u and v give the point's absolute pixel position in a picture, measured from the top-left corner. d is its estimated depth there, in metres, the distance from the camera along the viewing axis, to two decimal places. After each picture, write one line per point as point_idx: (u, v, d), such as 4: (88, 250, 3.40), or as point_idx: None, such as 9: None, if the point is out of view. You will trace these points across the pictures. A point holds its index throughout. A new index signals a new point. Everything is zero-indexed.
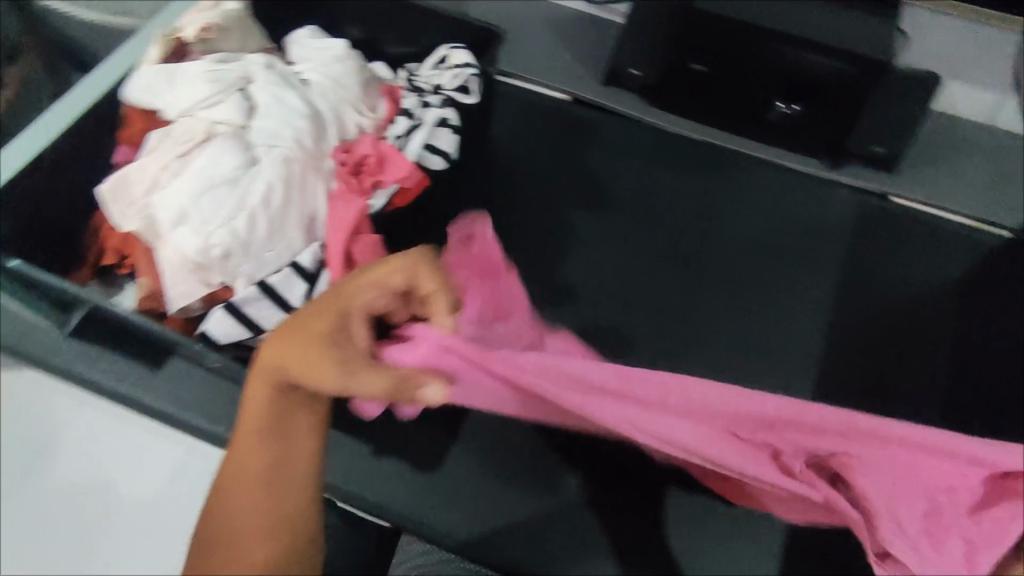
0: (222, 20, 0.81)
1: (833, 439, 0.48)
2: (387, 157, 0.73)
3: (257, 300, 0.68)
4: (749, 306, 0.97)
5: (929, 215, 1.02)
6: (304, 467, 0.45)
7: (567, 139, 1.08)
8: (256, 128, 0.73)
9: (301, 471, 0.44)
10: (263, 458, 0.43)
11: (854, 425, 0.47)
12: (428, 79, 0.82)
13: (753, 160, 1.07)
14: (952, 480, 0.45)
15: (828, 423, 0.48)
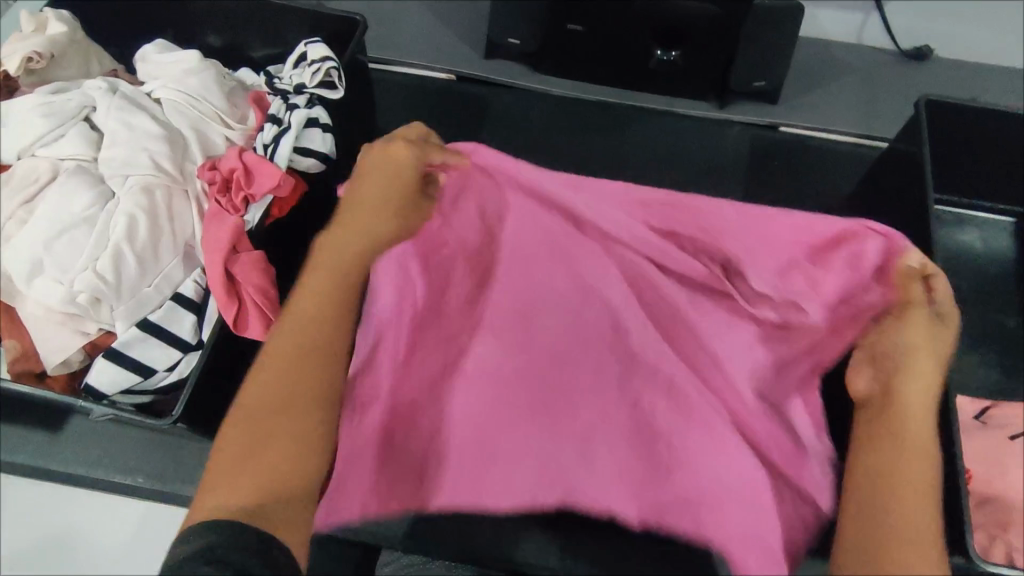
0: (47, 47, 0.75)
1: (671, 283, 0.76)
2: (257, 168, 0.68)
3: (138, 342, 0.64)
4: None
5: (816, 138, 1.05)
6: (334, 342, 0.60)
7: (458, 119, 1.06)
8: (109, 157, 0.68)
9: (324, 350, 0.59)
10: (297, 335, 0.58)
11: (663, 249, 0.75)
12: (289, 79, 0.78)
13: (644, 112, 1.08)
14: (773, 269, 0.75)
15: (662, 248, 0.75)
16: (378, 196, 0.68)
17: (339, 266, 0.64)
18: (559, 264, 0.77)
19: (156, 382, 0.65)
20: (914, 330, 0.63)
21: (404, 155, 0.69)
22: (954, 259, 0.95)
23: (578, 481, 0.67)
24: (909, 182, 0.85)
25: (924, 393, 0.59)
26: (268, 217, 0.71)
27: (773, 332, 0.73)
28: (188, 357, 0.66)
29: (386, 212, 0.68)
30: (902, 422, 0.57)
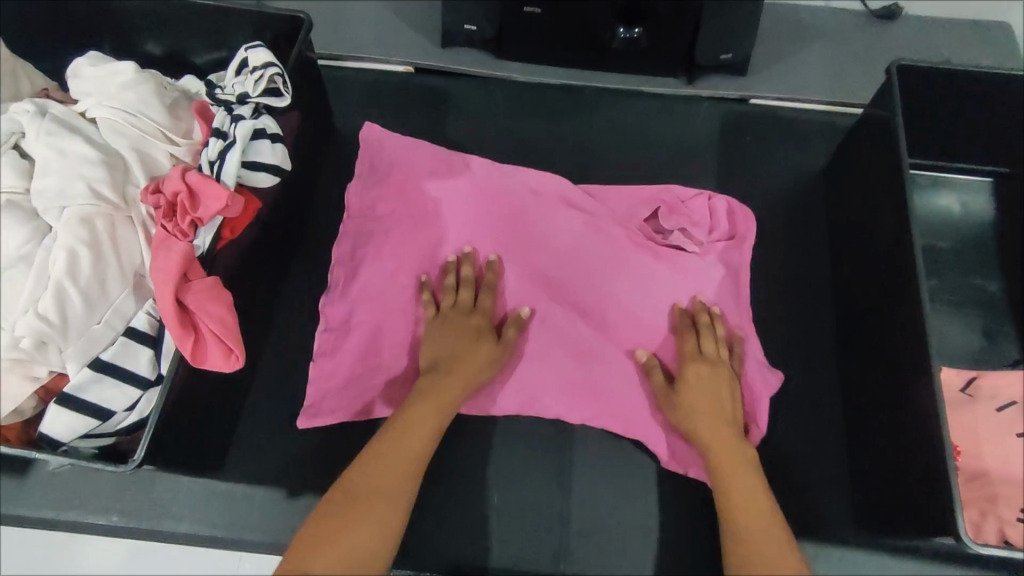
0: None
1: (607, 225, 0.86)
2: (203, 191, 0.63)
3: (93, 383, 0.61)
4: None
5: (789, 110, 1.03)
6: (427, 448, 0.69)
7: (420, 113, 1.02)
8: (43, 187, 0.64)
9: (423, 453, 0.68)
10: (406, 442, 0.68)
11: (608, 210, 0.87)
12: (231, 88, 0.74)
13: (611, 94, 1.04)
14: (689, 222, 0.87)
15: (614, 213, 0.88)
16: (471, 351, 0.75)
17: (435, 402, 0.71)
18: (522, 224, 0.86)
19: (115, 421, 0.63)
20: (694, 377, 0.76)
21: (484, 321, 0.77)
22: (934, 226, 0.93)
23: (542, 401, 0.80)
24: (884, 152, 0.83)
25: (716, 430, 0.72)
26: (219, 240, 0.68)
27: (699, 285, 0.85)
28: (147, 393, 0.63)
29: (477, 368, 0.74)
30: (727, 458, 0.70)
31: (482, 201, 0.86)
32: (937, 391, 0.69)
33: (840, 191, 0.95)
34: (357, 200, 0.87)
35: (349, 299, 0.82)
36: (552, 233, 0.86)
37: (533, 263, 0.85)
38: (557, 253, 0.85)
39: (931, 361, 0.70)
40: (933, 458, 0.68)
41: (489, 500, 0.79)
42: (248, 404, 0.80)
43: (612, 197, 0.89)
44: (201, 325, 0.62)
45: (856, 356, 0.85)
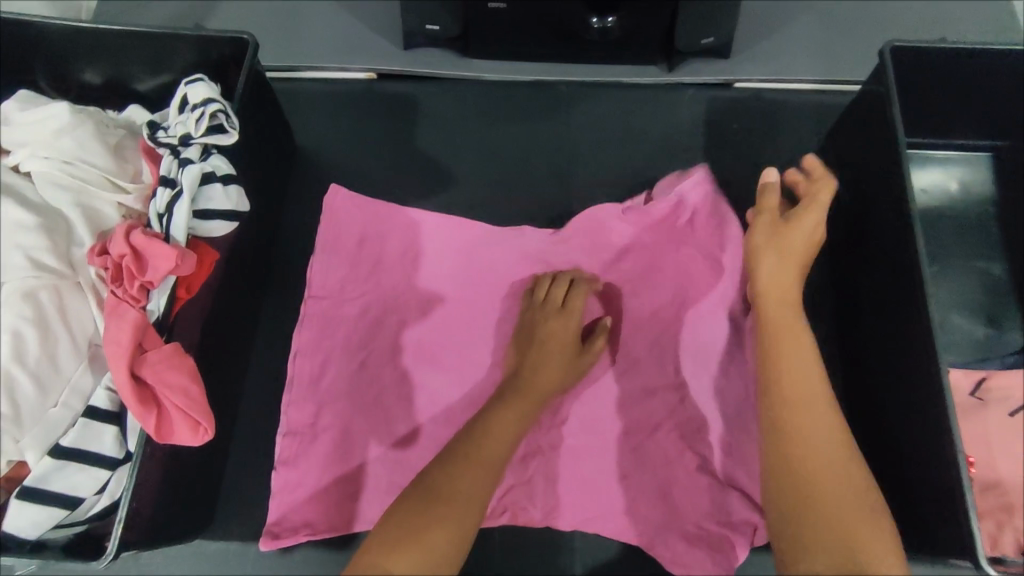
0: None
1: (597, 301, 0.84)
2: (149, 251, 0.58)
3: (55, 472, 0.57)
4: None
5: (777, 92, 0.97)
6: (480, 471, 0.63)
7: (386, 124, 0.96)
8: None
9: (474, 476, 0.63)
10: (459, 466, 0.63)
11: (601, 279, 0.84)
12: (174, 128, 0.68)
13: (589, 87, 0.98)
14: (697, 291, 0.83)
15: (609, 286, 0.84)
16: (554, 354, 0.75)
17: (537, 390, 0.73)
18: (502, 304, 0.84)
19: (84, 506, 0.59)
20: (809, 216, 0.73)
21: (572, 322, 0.77)
22: (934, 208, 0.89)
23: (527, 498, 0.77)
24: (882, 139, 0.79)
25: (788, 287, 0.70)
26: (176, 301, 0.63)
27: (698, 363, 0.81)
28: (115, 473, 0.60)
29: (560, 368, 0.75)
30: (785, 320, 0.68)
31: (459, 281, 0.84)
32: (949, 405, 0.66)
33: (834, 178, 0.91)
34: (323, 286, 0.83)
35: (318, 400, 0.78)
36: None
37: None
38: None
39: (942, 374, 0.67)
40: (944, 472, 0.66)
41: (491, 535, 0.78)
42: (235, 457, 0.77)
43: (605, 259, 0.85)
44: (164, 400, 0.58)
45: (858, 355, 0.83)
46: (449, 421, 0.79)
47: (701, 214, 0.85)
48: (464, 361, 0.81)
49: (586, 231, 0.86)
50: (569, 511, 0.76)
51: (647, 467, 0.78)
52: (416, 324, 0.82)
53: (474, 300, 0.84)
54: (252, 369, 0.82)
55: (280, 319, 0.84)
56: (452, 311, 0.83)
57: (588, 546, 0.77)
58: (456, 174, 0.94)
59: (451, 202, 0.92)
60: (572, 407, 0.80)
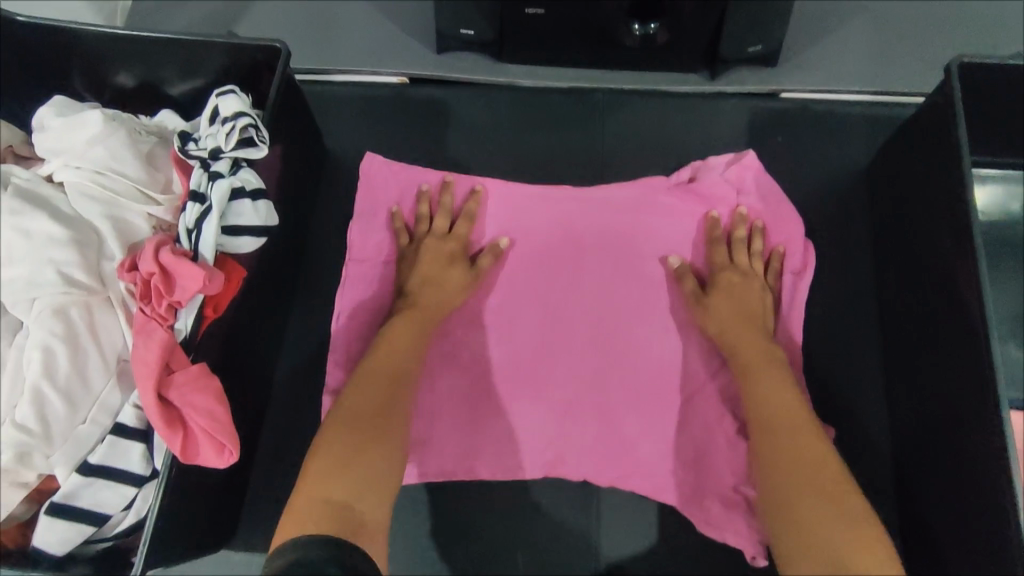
0: None
1: (635, 259, 0.85)
2: (176, 270, 0.57)
3: (82, 490, 0.56)
4: None
5: (826, 102, 0.92)
6: (382, 397, 0.70)
7: (418, 131, 0.94)
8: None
9: (378, 401, 0.69)
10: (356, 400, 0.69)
11: (641, 238, 0.85)
12: (205, 141, 0.67)
13: (627, 94, 0.95)
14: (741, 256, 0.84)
15: (651, 244, 0.85)
16: (445, 270, 0.81)
17: (426, 311, 0.78)
18: (545, 264, 0.85)
19: (110, 523, 0.59)
20: (724, 282, 0.80)
21: (456, 245, 0.82)
22: (995, 233, 0.84)
23: (563, 452, 0.78)
24: (940, 164, 0.75)
25: (732, 323, 0.77)
26: (203, 320, 0.61)
27: None
28: (141, 490, 0.59)
29: (453, 286, 0.80)
30: (748, 350, 0.75)
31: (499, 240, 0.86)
32: (1010, 444, 0.62)
33: (886, 198, 0.86)
34: (358, 244, 0.85)
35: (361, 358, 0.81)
36: (581, 274, 0.84)
37: (563, 312, 0.83)
38: (581, 290, 0.84)
39: (1003, 416, 0.63)
40: (1002, 523, 0.63)
41: (515, 562, 0.76)
42: (258, 470, 0.77)
43: (643, 220, 0.86)
44: (189, 421, 0.57)
45: (905, 384, 0.79)
46: (492, 373, 0.81)
47: (746, 189, 0.86)
48: (511, 321, 0.83)
49: (634, 199, 0.86)
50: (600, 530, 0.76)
51: (683, 427, 0.79)
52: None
53: (515, 261, 0.85)
54: (277, 381, 0.81)
55: (309, 327, 0.84)
56: (500, 270, 0.84)
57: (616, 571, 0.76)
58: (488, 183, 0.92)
59: None
60: (607, 364, 0.81)
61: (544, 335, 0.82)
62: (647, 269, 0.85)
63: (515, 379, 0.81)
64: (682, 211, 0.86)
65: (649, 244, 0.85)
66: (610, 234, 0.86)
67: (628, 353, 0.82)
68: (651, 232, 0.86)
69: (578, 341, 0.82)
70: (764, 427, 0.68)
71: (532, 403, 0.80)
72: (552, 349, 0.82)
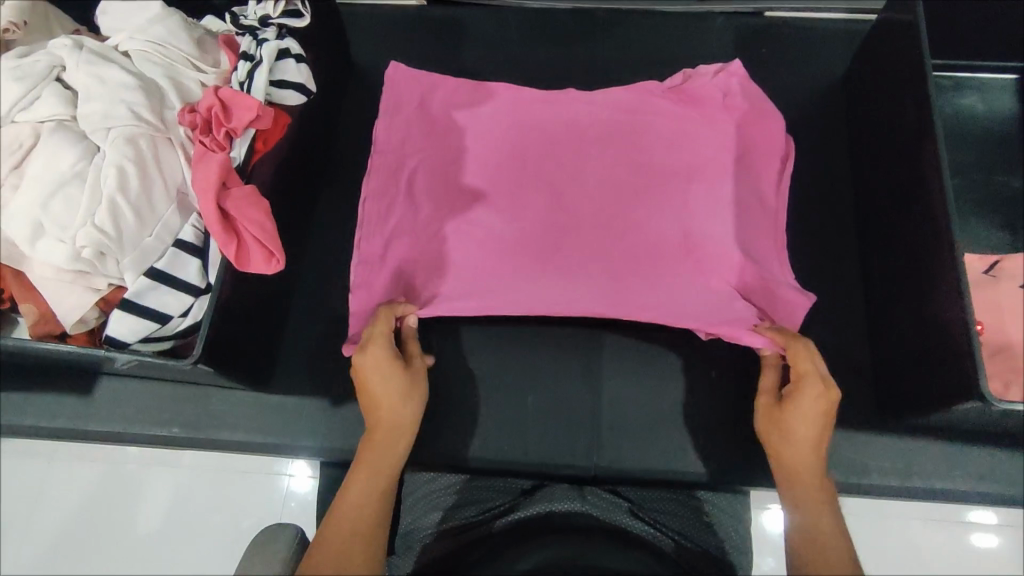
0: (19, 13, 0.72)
1: (632, 151, 0.89)
2: (234, 102, 0.66)
3: (148, 290, 0.64)
4: None
5: (804, 20, 1.02)
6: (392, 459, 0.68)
7: (435, 46, 1.04)
8: (77, 116, 0.67)
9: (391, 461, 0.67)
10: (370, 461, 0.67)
11: (636, 132, 0.90)
12: (252, 14, 0.76)
13: (626, 13, 1.04)
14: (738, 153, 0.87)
15: (648, 137, 0.89)
16: (388, 399, 0.69)
17: (389, 432, 0.69)
18: (550, 154, 0.89)
19: (168, 328, 0.67)
20: (802, 403, 0.68)
21: (382, 349, 0.70)
22: (955, 125, 0.94)
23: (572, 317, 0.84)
24: (904, 57, 0.85)
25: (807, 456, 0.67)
26: (254, 152, 0.70)
27: (739, 209, 0.85)
28: (197, 299, 0.67)
29: (390, 412, 0.69)
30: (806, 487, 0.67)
31: (505, 131, 0.90)
32: (962, 278, 0.71)
33: (860, 98, 0.95)
34: (380, 137, 0.92)
35: (387, 229, 0.88)
36: (583, 163, 0.89)
37: (570, 195, 0.87)
38: (585, 178, 0.88)
39: (958, 255, 0.72)
40: (956, 339, 0.71)
41: (525, 403, 0.85)
42: (291, 326, 0.85)
43: (637, 117, 0.90)
44: (243, 231, 0.65)
45: (875, 252, 0.88)
46: (502, 249, 0.85)
47: (734, 94, 0.90)
48: (521, 201, 0.87)
49: (632, 100, 0.91)
50: (604, 380, 0.86)
51: (682, 295, 0.83)
52: (474, 171, 0.88)
53: (521, 150, 0.89)
54: (308, 252, 0.90)
55: (337, 207, 0.93)
56: (507, 158, 0.89)
57: (618, 415, 0.85)
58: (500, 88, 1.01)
59: None
60: (609, 242, 0.85)
61: (551, 217, 0.86)
62: (644, 159, 0.88)
63: (525, 255, 0.85)
64: (677, 110, 0.90)
65: (645, 136, 0.89)
66: (610, 127, 0.90)
67: (629, 234, 0.85)
68: (647, 125, 0.90)
69: (582, 223, 0.86)
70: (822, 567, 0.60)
71: (542, 275, 0.84)
72: (558, 229, 0.86)
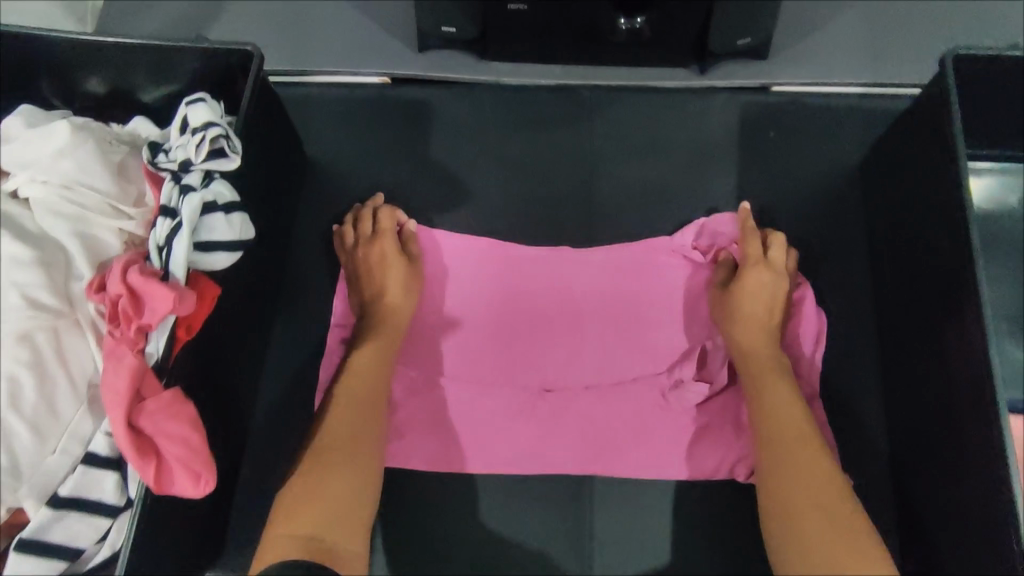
0: None
1: (633, 323, 0.83)
2: (146, 291, 0.54)
3: (53, 525, 0.55)
4: None
5: (816, 95, 0.91)
6: (384, 350, 0.76)
7: (401, 132, 0.91)
8: None
9: (381, 353, 0.76)
10: (359, 367, 0.74)
11: (638, 302, 0.83)
12: (175, 151, 0.63)
13: (617, 90, 0.92)
14: None
15: (647, 306, 0.83)
16: (394, 276, 0.80)
17: (387, 311, 0.78)
18: (540, 332, 0.83)
19: (80, 558, 0.57)
20: (748, 284, 0.78)
21: (386, 243, 0.81)
22: (986, 227, 0.84)
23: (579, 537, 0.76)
24: (931, 163, 0.75)
25: (754, 336, 0.77)
26: (176, 341, 0.59)
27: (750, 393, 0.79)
28: (116, 521, 0.58)
29: (399, 295, 0.79)
30: (760, 369, 0.75)
31: (492, 308, 0.83)
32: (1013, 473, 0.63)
33: (880, 195, 0.85)
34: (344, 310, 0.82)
35: None
36: (580, 342, 0.82)
37: (562, 376, 0.82)
38: (579, 357, 0.82)
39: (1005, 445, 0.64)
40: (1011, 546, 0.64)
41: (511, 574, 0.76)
42: (245, 489, 0.76)
43: (639, 285, 0.84)
44: (165, 452, 0.54)
45: (905, 389, 0.79)
46: (485, 441, 0.79)
47: None
48: (507, 390, 0.81)
49: (634, 262, 0.84)
50: (602, 537, 0.76)
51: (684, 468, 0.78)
52: (457, 353, 0.82)
53: (509, 330, 0.83)
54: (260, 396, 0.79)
55: (293, 338, 0.82)
56: (495, 338, 0.82)
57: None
58: (477, 183, 0.89)
59: (471, 215, 0.87)
60: (604, 429, 0.79)
61: (544, 404, 0.81)
62: (643, 336, 0.82)
63: (513, 450, 0.79)
64: (681, 275, 0.84)
65: (646, 308, 0.83)
66: (605, 295, 0.83)
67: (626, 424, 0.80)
68: (648, 293, 0.83)
69: (577, 409, 0.80)
70: (777, 453, 0.69)
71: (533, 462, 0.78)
72: (550, 418, 0.80)
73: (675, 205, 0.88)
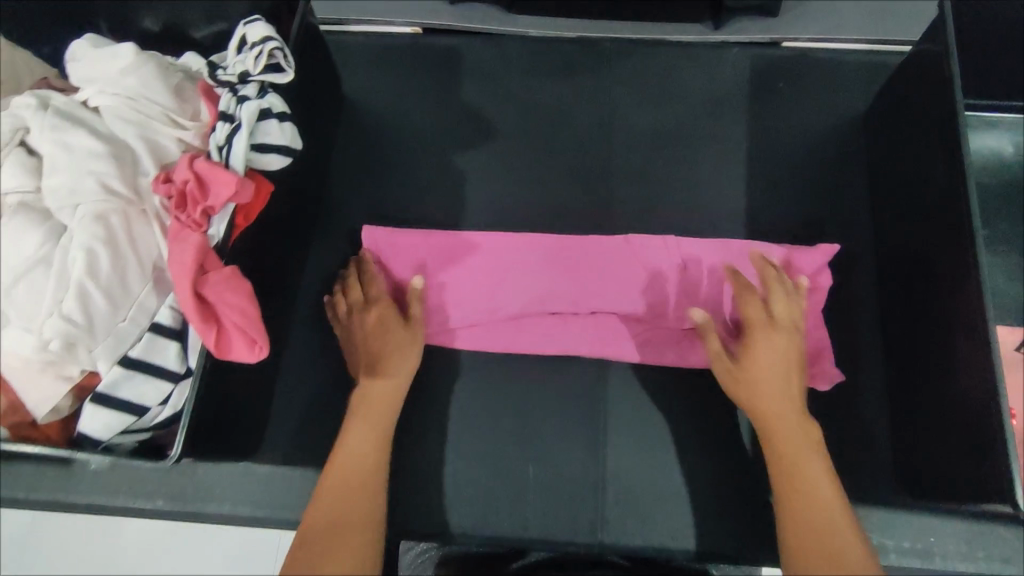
0: None
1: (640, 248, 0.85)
2: (212, 177, 0.61)
3: (125, 381, 0.62)
4: (675, 190, 0.92)
5: (823, 51, 0.96)
6: (389, 412, 0.74)
7: (431, 77, 0.98)
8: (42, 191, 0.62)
9: (386, 413, 0.74)
10: (359, 429, 0.73)
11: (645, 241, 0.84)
12: (233, 67, 0.70)
13: (634, 42, 0.98)
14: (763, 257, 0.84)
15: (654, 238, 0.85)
16: (393, 340, 0.77)
17: (394, 370, 0.76)
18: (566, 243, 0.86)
19: (144, 416, 0.65)
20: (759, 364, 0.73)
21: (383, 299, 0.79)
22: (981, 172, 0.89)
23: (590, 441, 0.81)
24: (925, 104, 0.81)
25: (775, 412, 0.71)
26: (235, 229, 0.67)
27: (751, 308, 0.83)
28: (178, 385, 0.66)
29: (401, 363, 0.76)
30: (784, 435, 0.71)
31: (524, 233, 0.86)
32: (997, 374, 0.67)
33: (882, 140, 0.90)
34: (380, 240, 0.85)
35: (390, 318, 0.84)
36: (593, 254, 0.85)
37: (581, 277, 0.84)
38: (587, 267, 0.85)
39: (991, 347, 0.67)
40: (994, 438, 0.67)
41: (527, 474, 0.80)
42: (282, 388, 0.82)
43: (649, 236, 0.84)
44: (223, 318, 0.62)
45: (899, 311, 0.83)
46: (510, 327, 0.84)
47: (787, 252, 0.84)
48: (526, 285, 0.84)
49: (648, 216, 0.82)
50: (612, 443, 0.81)
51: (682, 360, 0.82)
52: (489, 256, 0.85)
53: (539, 244, 0.86)
54: (295, 309, 0.86)
55: (330, 258, 0.89)
56: (524, 247, 0.85)
57: (626, 483, 0.80)
58: (501, 123, 0.95)
59: (495, 153, 0.94)
60: (612, 325, 0.84)
61: (558, 301, 0.84)
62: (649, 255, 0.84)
63: (537, 338, 0.84)
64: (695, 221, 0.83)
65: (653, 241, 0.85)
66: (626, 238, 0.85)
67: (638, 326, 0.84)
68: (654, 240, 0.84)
69: (587, 310, 0.84)
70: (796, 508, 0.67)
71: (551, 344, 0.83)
72: (566, 314, 0.84)
73: (686, 148, 0.93)
